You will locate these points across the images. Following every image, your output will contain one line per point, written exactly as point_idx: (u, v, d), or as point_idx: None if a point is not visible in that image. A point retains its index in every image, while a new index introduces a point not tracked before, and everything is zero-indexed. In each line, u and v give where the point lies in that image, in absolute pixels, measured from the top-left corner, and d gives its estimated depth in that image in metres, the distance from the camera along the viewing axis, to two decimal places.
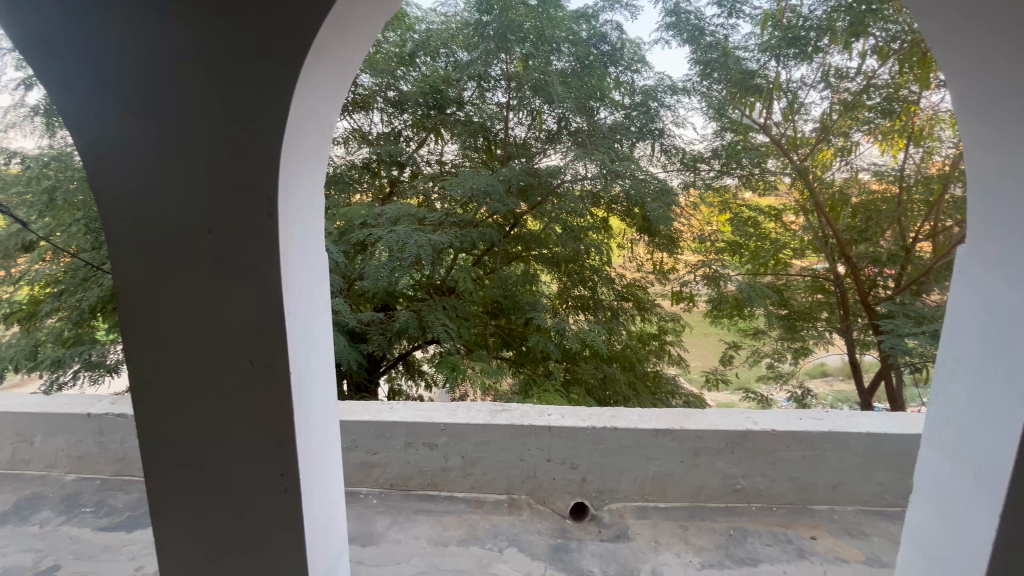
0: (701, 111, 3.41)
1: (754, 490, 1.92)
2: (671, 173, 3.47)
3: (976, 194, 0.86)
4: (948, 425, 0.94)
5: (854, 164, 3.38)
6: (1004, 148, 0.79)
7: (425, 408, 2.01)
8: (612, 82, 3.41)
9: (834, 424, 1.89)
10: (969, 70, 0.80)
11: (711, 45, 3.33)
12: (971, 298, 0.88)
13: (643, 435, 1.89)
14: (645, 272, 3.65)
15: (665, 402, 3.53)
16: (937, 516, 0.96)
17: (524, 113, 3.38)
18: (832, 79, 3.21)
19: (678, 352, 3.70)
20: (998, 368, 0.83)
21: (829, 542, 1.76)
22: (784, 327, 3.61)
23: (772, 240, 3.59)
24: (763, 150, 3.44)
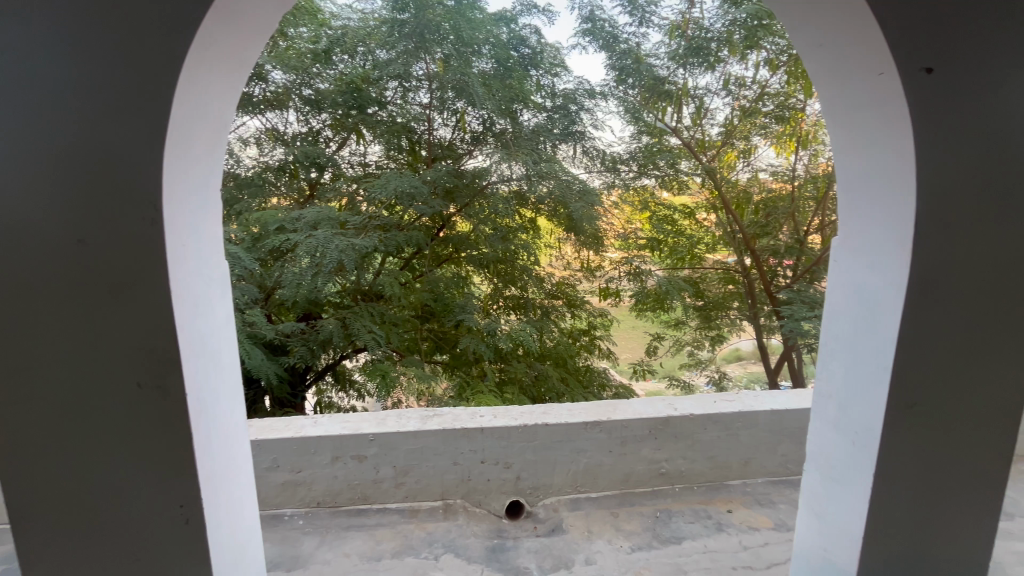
0: (618, 115, 3.56)
1: (677, 472, 2.04)
2: (593, 174, 3.55)
3: (845, 191, 0.97)
4: (829, 398, 1.04)
5: (754, 165, 3.70)
6: (861, 150, 0.90)
7: (352, 419, 1.94)
8: (533, 85, 3.47)
9: (743, 404, 2.05)
10: (837, 80, 0.90)
11: (625, 52, 3.48)
12: (843, 283, 1.00)
13: (573, 429, 1.94)
14: (574, 270, 3.73)
15: (596, 394, 3.66)
16: (825, 481, 1.06)
17: (448, 114, 3.36)
18: (733, 87, 3.50)
19: (607, 346, 3.82)
20: (866, 345, 0.93)
21: (743, 513, 1.91)
22: (701, 317, 3.89)
23: (688, 236, 3.80)
24: (676, 151, 3.64)
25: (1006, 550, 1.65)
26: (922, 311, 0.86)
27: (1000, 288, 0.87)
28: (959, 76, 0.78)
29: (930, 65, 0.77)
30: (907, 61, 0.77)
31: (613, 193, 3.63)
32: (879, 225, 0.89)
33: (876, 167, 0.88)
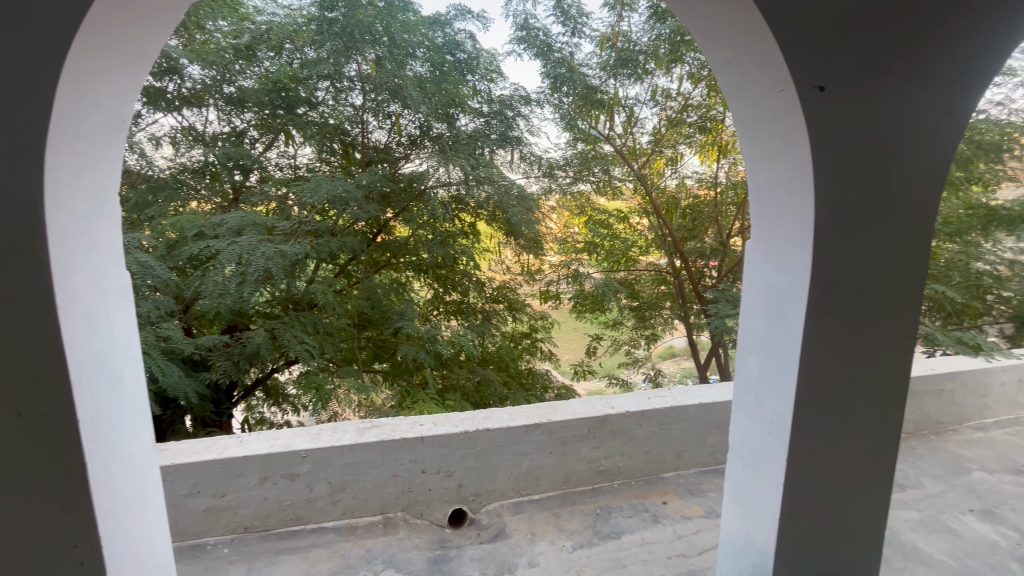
0: (553, 122, 3.64)
1: (615, 469, 2.10)
2: (531, 179, 3.59)
3: (755, 197, 1.04)
4: (746, 391, 1.11)
5: (682, 172, 3.88)
6: (767, 160, 0.98)
7: (283, 436, 1.83)
8: (469, 90, 3.46)
9: (674, 399, 2.16)
10: (744, 95, 0.97)
11: (559, 60, 3.56)
12: (756, 284, 1.07)
13: (514, 433, 1.95)
14: (515, 273, 3.74)
15: (539, 396, 3.70)
16: (744, 468, 1.13)
17: (382, 117, 3.28)
18: (660, 98, 3.69)
19: (549, 348, 3.88)
20: (777, 340, 1.01)
21: (676, 504, 2.00)
22: (636, 317, 4.03)
23: (623, 239, 3.90)
24: (609, 158, 3.77)
25: (900, 518, 1.85)
26: (823, 308, 0.94)
27: (886, 286, 0.97)
28: (847, 95, 0.87)
29: (823, 83, 0.85)
30: (803, 79, 0.84)
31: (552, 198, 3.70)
32: (785, 230, 0.97)
33: (781, 175, 0.95)
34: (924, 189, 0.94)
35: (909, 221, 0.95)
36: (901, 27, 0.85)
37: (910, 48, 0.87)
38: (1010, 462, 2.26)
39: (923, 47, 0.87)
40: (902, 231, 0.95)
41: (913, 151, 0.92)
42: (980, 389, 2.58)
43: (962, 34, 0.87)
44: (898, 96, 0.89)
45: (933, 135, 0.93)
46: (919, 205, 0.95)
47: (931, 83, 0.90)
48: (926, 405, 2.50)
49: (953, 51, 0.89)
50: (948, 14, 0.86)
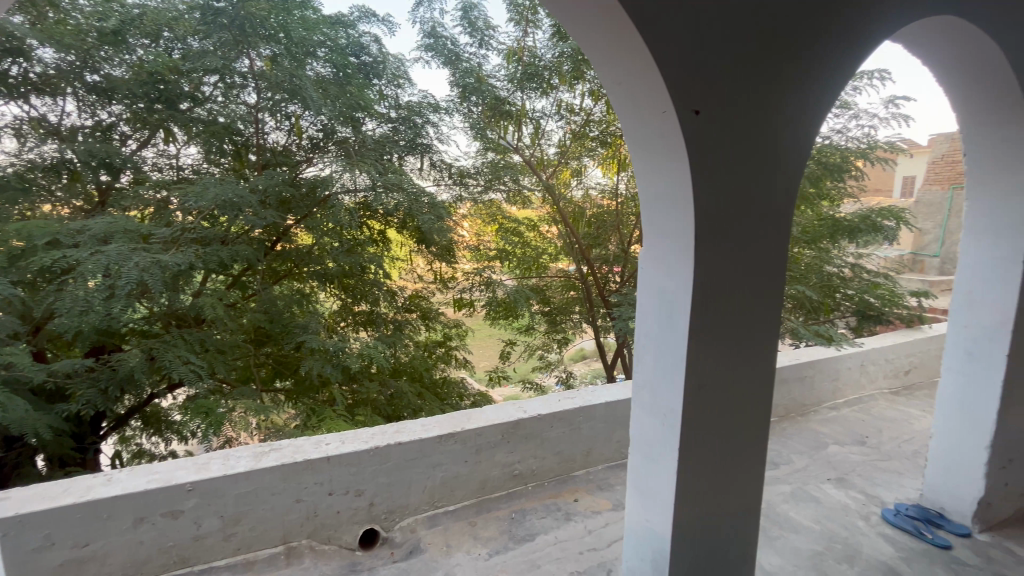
0: (463, 131, 3.64)
1: (529, 472, 2.14)
2: (442, 187, 3.56)
3: (647, 207, 1.12)
4: (643, 388, 1.19)
5: (586, 184, 4.07)
6: (654, 173, 1.07)
7: (163, 470, 1.63)
8: (375, 94, 3.36)
9: (582, 400, 2.26)
10: (633, 114, 1.05)
11: (467, 70, 3.58)
12: (649, 287, 1.15)
13: (427, 444, 1.91)
14: (428, 282, 3.71)
15: (455, 405, 3.66)
16: (644, 460, 1.20)
17: (280, 117, 3.07)
18: (564, 112, 3.84)
19: (463, 355, 3.87)
20: (668, 339, 1.10)
21: (587, 500, 2.08)
22: (547, 321, 4.12)
23: (534, 248, 4.08)
24: (518, 168, 3.84)
25: (776, 493, 2.10)
26: (704, 307, 1.04)
27: (758, 283, 1.10)
28: (718, 118, 0.97)
29: (698, 107, 0.95)
30: (681, 102, 0.93)
31: (460, 205, 3.64)
32: (672, 237, 1.06)
33: (666, 187, 1.04)
34: (786, 198, 1.09)
35: (771, 230, 1.09)
36: (771, 56, 0.99)
37: (785, 74, 1.02)
38: (856, 435, 2.66)
39: (795, 73, 1.03)
40: (771, 235, 1.09)
41: (782, 163, 1.07)
42: (833, 374, 3.02)
43: (822, 66, 1.06)
44: (760, 121, 1.02)
45: (788, 155, 1.07)
46: (778, 216, 1.10)
47: (803, 104, 1.06)
48: (792, 390, 2.87)
49: (799, 86, 1.04)
50: (815, 48, 1.04)
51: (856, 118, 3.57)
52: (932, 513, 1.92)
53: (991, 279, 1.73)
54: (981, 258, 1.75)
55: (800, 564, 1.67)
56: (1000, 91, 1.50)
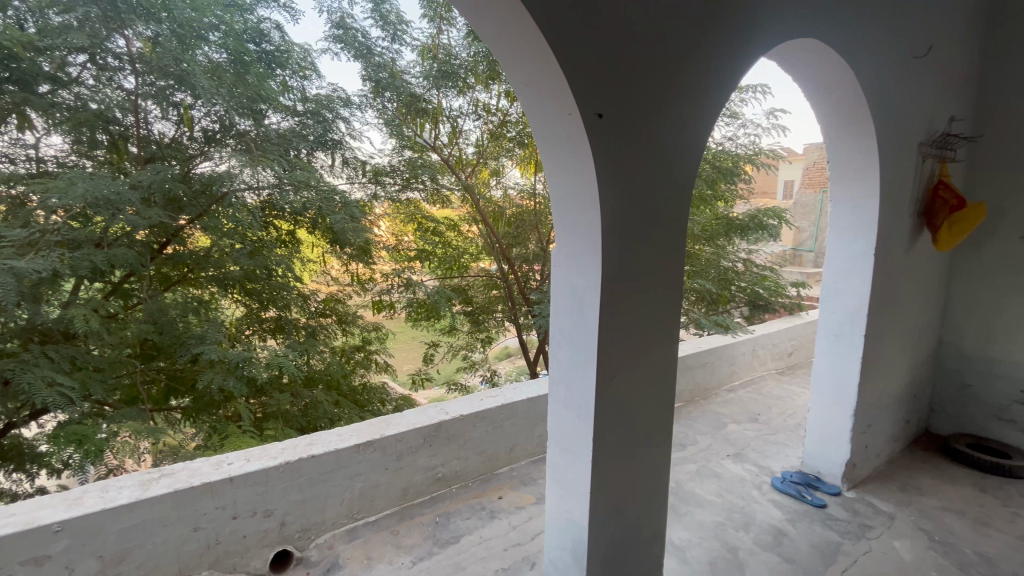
0: (377, 127, 3.48)
1: (452, 474, 2.13)
2: (354, 185, 3.43)
3: (558, 208, 1.15)
4: (559, 383, 1.22)
5: (505, 184, 4.07)
6: (563, 173, 1.10)
7: (22, 511, 1.38)
8: (278, 84, 3.10)
9: (504, 398, 2.29)
10: (541, 116, 1.07)
11: (380, 65, 3.45)
12: (561, 286, 1.19)
13: (344, 455, 1.82)
14: (344, 284, 3.52)
15: (377, 411, 3.52)
16: (562, 452, 1.24)
17: (166, 107, 2.78)
18: (481, 112, 3.79)
19: (385, 359, 3.72)
20: (580, 334, 1.14)
21: (511, 496, 2.11)
22: (470, 322, 4.08)
23: (455, 248, 3.92)
24: (436, 166, 3.71)
25: (683, 472, 2.28)
26: (611, 303, 1.10)
27: (658, 278, 1.18)
28: (618, 122, 1.02)
29: (601, 110, 0.99)
30: (584, 106, 0.97)
31: (380, 206, 3.56)
32: (582, 237, 1.10)
33: (574, 187, 1.08)
34: (681, 199, 1.18)
35: (669, 230, 1.18)
36: (664, 66, 1.07)
37: (678, 83, 1.10)
38: (750, 413, 2.94)
39: (686, 83, 1.11)
40: (669, 234, 1.17)
41: (677, 166, 1.15)
42: (730, 359, 3.32)
43: (708, 77, 1.15)
44: (657, 127, 1.09)
45: (682, 159, 1.16)
46: (676, 216, 1.18)
47: (693, 112, 1.15)
48: (696, 375, 3.12)
49: (689, 96, 1.13)
50: (701, 61, 1.13)
51: (743, 127, 3.95)
52: (811, 477, 2.18)
53: (852, 272, 1.99)
54: (842, 252, 2.01)
55: (704, 536, 1.82)
56: (853, 108, 1.74)
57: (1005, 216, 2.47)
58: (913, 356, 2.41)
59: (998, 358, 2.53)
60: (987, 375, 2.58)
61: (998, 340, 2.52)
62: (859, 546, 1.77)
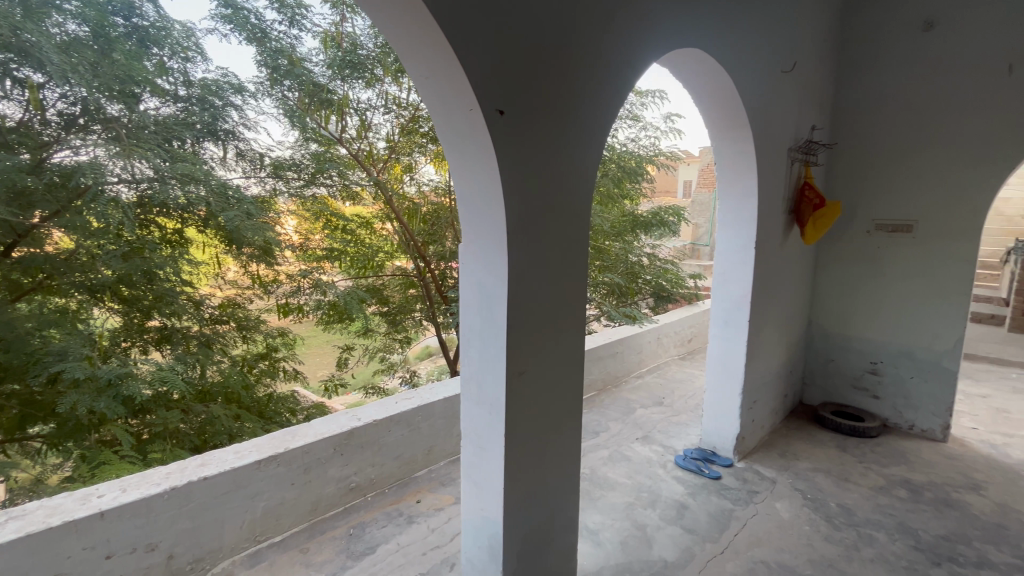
0: (275, 117, 3.17)
1: (367, 482, 2.05)
2: (248, 180, 3.13)
3: (463, 204, 1.13)
4: (469, 381, 1.21)
5: (419, 181, 3.78)
6: (467, 169, 1.08)
7: None
8: (154, 66, 2.74)
9: (421, 398, 2.24)
10: (443, 111, 1.05)
11: (277, 51, 3.10)
12: (468, 283, 1.17)
13: (242, 474, 1.67)
14: (243, 287, 3.20)
15: (285, 423, 3.27)
16: (474, 450, 1.23)
17: (9, 84, 2.37)
18: (392, 105, 3.52)
19: (294, 366, 3.46)
20: (489, 331, 1.14)
21: (430, 499, 2.07)
22: (387, 322, 3.87)
23: (368, 246, 3.68)
24: (345, 162, 3.45)
25: (597, 457, 2.39)
26: (517, 299, 1.10)
27: (563, 272, 1.21)
28: (520, 120, 1.03)
29: (502, 107, 1.00)
30: (485, 101, 0.97)
31: (287, 204, 3.31)
32: (488, 232, 1.09)
33: (479, 182, 1.07)
34: (582, 194, 1.22)
35: (573, 226, 1.21)
36: (562, 65, 1.09)
37: (575, 81, 1.13)
38: (656, 397, 3.15)
39: (583, 82, 1.15)
40: (572, 228, 1.21)
41: (577, 163, 1.19)
42: (637, 348, 3.55)
43: (603, 77, 1.20)
44: (558, 123, 1.11)
45: (582, 156, 1.20)
46: (578, 212, 1.22)
47: (591, 109, 1.19)
48: (607, 365, 3.29)
49: (587, 97, 1.17)
50: (596, 59, 1.17)
51: (644, 130, 4.19)
52: (708, 452, 2.38)
53: (737, 264, 2.19)
54: (729, 246, 2.21)
55: (617, 517, 1.91)
56: (734, 115, 1.91)
57: (857, 214, 2.87)
58: (788, 338, 2.72)
59: (854, 336, 2.94)
60: (846, 351, 2.98)
61: (854, 320, 2.93)
62: (748, 510, 1.96)
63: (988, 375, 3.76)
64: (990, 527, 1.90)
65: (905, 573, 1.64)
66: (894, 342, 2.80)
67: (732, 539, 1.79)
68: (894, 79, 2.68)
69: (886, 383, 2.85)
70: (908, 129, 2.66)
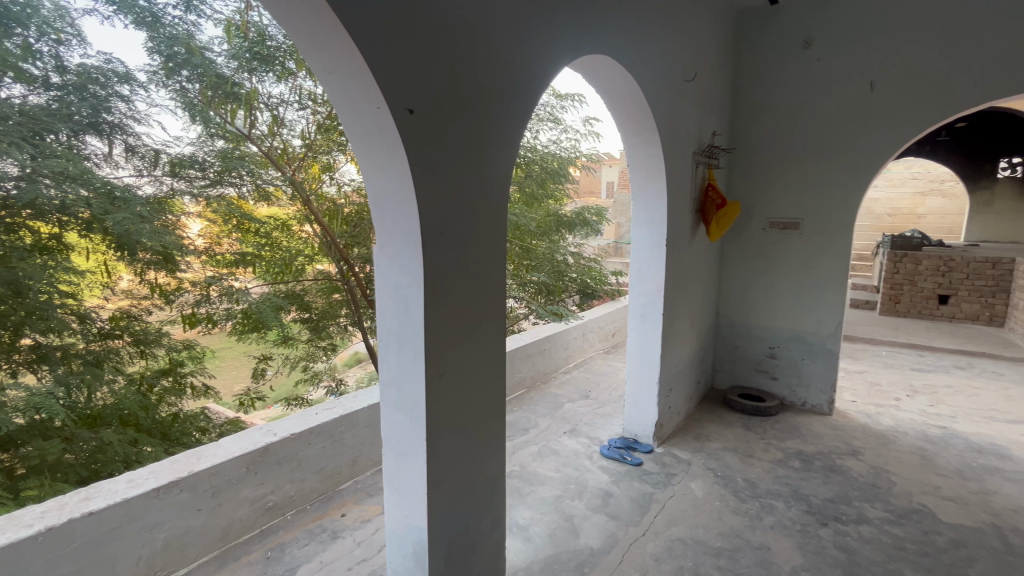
0: (170, 109, 2.88)
1: (286, 500, 1.93)
2: (142, 178, 2.80)
3: (377, 206, 1.09)
4: (388, 387, 1.17)
5: (339, 181, 3.62)
6: (378, 168, 1.05)
7: None
8: (18, 47, 2.39)
9: (344, 407, 2.15)
10: (349, 109, 1.01)
11: (174, 37, 2.78)
12: (385, 286, 1.14)
13: (139, 504, 1.51)
14: (140, 297, 2.85)
15: (192, 443, 2.96)
16: (397, 457, 1.20)
17: None
18: (307, 100, 3.33)
19: (202, 381, 3.16)
20: (407, 334, 1.11)
21: (355, 511, 1.99)
22: (310, 329, 3.67)
23: (283, 248, 3.42)
24: (255, 161, 3.21)
25: (527, 453, 2.43)
26: (436, 300, 1.09)
27: (481, 272, 1.21)
28: (431, 120, 1.02)
29: (411, 107, 0.98)
30: (394, 100, 0.94)
31: (193, 204, 3.00)
32: (402, 234, 1.07)
33: (390, 182, 1.04)
34: (497, 195, 1.23)
35: (489, 225, 1.22)
36: (471, 66, 1.10)
37: (486, 82, 1.14)
38: (583, 391, 3.27)
39: (493, 84, 1.16)
40: (488, 227, 1.22)
41: (490, 163, 1.20)
42: (563, 344, 3.65)
43: (514, 79, 1.22)
44: (469, 124, 1.12)
45: (495, 156, 1.21)
46: (494, 212, 1.23)
47: (503, 110, 1.21)
48: (535, 363, 3.35)
49: (499, 99, 1.19)
50: (506, 61, 1.19)
51: (565, 132, 4.30)
52: (630, 440, 2.50)
53: (651, 261, 2.32)
54: (643, 244, 2.33)
55: (545, 511, 1.95)
56: (643, 120, 2.02)
57: (754, 213, 3.14)
58: (698, 329, 2.92)
59: (755, 324, 3.22)
60: (749, 339, 3.26)
61: (754, 310, 3.21)
62: (666, 492, 2.09)
63: (864, 353, 4.29)
64: (866, 487, 2.16)
65: (799, 535, 1.83)
66: (787, 329, 3.11)
67: (653, 521, 1.89)
68: (781, 91, 2.97)
69: (782, 366, 3.16)
70: (794, 136, 2.96)
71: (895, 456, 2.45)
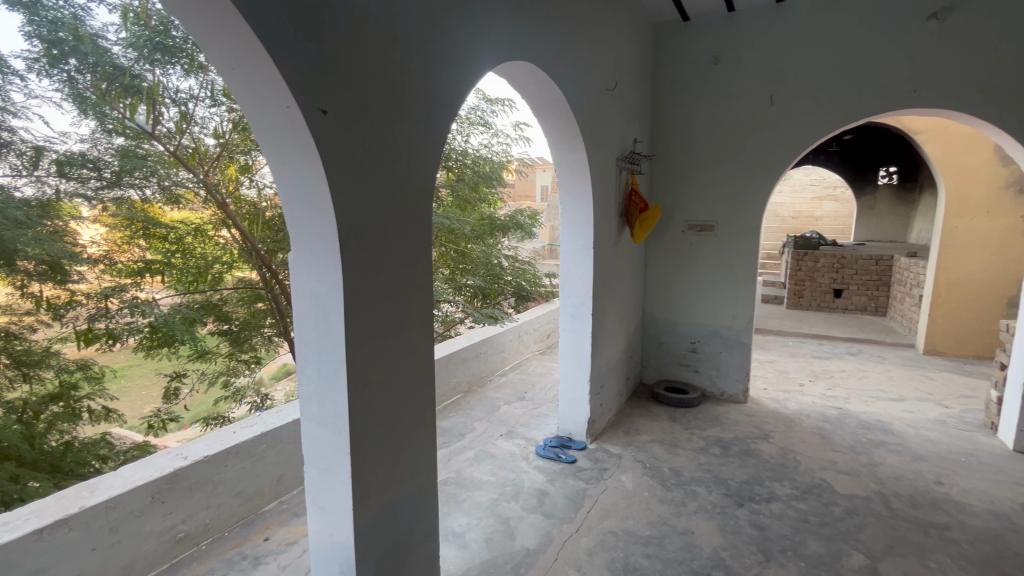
0: (54, 102, 2.51)
1: (200, 528, 1.78)
2: (17, 177, 2.40)
3: (290, 210, 1.04)
4: (309, 399, 1.12)
5: (259, 183, 3.41)
6: (290, 170, 1.00)
7: None
8: None
9: (266, 424, 2.02)
10: (255, 108, 0.95)
11: (58, 21, 2.48)
12: (302, 295, 1.08)
13: (15, 551, 1.32)
14: (19, 314, 2.45)
15: (89, 475, 2.63)
16: (319, 472, 1.14)
17: None
18: (220, 97, 3.12)
19: (99, 404, 2.75)
20: (327, 343, 1.06)
21: (280, 534, 1.87)
22: (229, 342, 3.38)
23: (198, 257, 3.19)
24: (161, 160, 2.93)
25: (463, 459, 2.41)
26: (357, 307, 1.06)
27: (405, 278, 1.19)
28: (346, 121, 0.99)
29: (325, 107, 0.94)
30: (304, 99, 0.90)
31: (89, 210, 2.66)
32: (319, 239, 1.02)
33: (304, 186, 1.00)
34: (420, 199, 1.21)
35: (413, 229, 1.20)
36: (388, 67, 1.08)
37: (404, 84, 1.12)
38: (518, 393, 3.29)
39: (411, 86, 1.15)
40: (412, 231, 1.20)
41: (412, 167, 1.18)
42: (499, 347, 3.66)
43: (434, 83, 1.22)
44: (387, 126, 1.09)
45: (417, 159, 1.19)
46: (417, 216, 1.21)
47: (424, 114, 1.19)
48: (471, 367, 3.33)
49: (419, 102, 1.18)
50: (426, 64, 1.18)
51: (497, 137, 4.31)
52: (564, 438, 2.55)
53: (580, 263, 2.39)
54: (572, 246, 2.40)
55: (481, 516, 1.94)
56: (569, 126, 2.08)
57: (674, 216, 3.33)
58: (626, 327, 3.05)
59: (678, 321, 3.41)
60: (672, 335, 3.44)
61: (677, 308, 3.40)
62: (599, 487, 2.15)
63: (774, 344, 4.67)
64: (776, 467, 2.36)
65: (719, 517, 1.96)
66: (706, 324, 3.32)
67: (586, 516, 1.94)
68: (694, 102, 3.17)
69: (703, 359, 3.37)
70: (707, 144, 3.18)
71: (800, 437, 2.69)
